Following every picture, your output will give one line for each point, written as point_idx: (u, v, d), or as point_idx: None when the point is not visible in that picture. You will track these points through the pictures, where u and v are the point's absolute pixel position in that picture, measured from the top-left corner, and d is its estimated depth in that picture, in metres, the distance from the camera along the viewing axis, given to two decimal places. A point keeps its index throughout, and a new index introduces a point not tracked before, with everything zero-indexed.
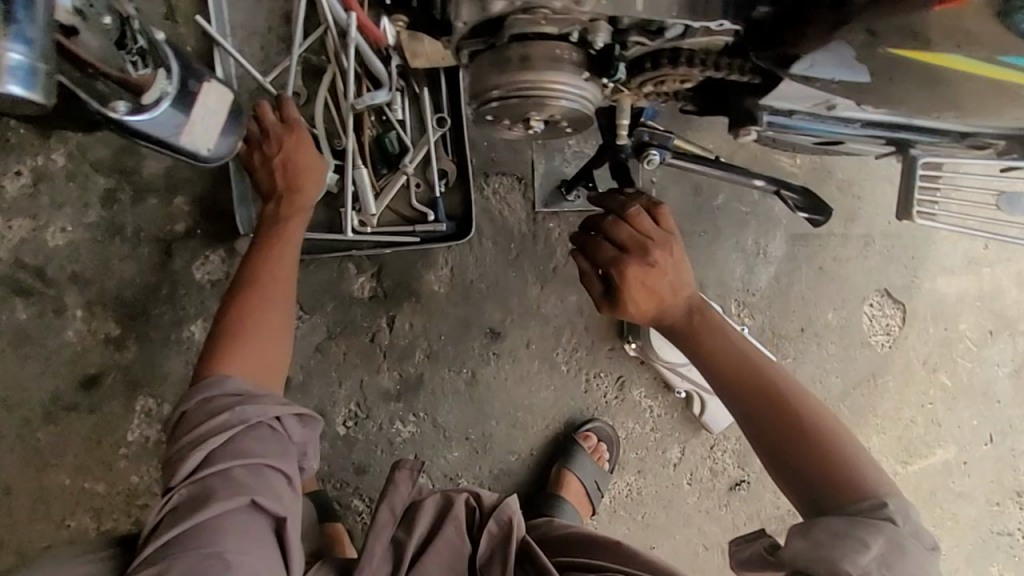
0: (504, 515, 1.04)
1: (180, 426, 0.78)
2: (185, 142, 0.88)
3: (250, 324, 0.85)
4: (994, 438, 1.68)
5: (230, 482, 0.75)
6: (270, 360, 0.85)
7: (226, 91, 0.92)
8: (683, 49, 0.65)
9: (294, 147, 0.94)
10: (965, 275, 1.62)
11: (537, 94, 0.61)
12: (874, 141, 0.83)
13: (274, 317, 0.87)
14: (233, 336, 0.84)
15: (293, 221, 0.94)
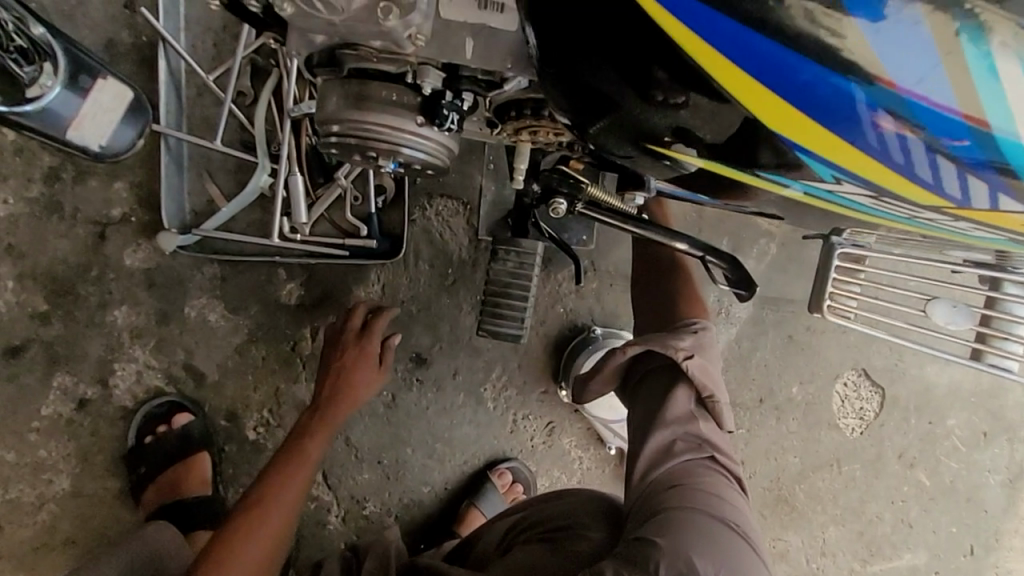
0: (379, 552, 1.04)
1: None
2: (72, 136, 0.93)
3: (240, 545, 0.88)
4: (976, 550, 1.50)
5: None
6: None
7: (123, 88, 0.93)
8: (550, 101, 0.60)
9: (355, 367, 1.03)
10: (960, 366, 1.46)
11: (375, 137, 0.56)
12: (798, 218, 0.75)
13: (261, 558, 0.89)
14: (223, 553, 0.88)
15: (317, 437, 0.98)
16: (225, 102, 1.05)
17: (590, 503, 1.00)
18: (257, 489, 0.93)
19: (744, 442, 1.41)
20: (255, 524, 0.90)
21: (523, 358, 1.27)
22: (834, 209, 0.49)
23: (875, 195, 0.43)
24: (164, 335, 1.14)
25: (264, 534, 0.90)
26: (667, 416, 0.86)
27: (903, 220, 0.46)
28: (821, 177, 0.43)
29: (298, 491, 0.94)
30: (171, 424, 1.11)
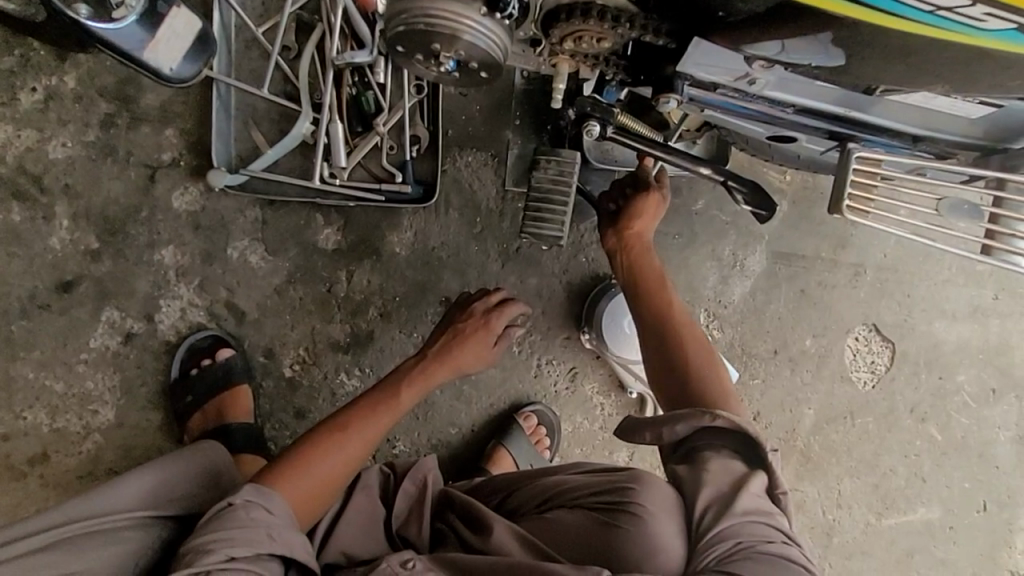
0: (418, 476, 1.03)
1: (218, 515, 0.74)
2: (147, 56, 0.94)
3: (323, 448, 0.87)
4: (989, 506, 1.53)
5: (247, 531, 0.73)
6: (317, 501, 0.85)
7: (194, 18, 0.98)
8: (596, 3, 0.67)
9: (475, 337, 1.05)
10: (968, 323, 1.51)
11: (442, 23, 0.64)
12: (813, 130, 0.83)
13: (337, 472, 0.87)
14: (302, 456, 0.85)
15: (413, 388, 0.97)
16: (272, 52, 1.12)
17: (663, 491, 0.82)
18: (358, 411, 0.92)
19: (759, 394, 1.45)
20: (341, 440, 0.88)
21: (546, 305, 1.32)
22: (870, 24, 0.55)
23: None
24: (208, 275, 1.19)
25: (348, 451, 0.88)
26: (751, 496, 0.77)
27: (928, 19, 0.53)
28: None
29: (380, 430, 0.92)
30: (214, 358, 1.16)
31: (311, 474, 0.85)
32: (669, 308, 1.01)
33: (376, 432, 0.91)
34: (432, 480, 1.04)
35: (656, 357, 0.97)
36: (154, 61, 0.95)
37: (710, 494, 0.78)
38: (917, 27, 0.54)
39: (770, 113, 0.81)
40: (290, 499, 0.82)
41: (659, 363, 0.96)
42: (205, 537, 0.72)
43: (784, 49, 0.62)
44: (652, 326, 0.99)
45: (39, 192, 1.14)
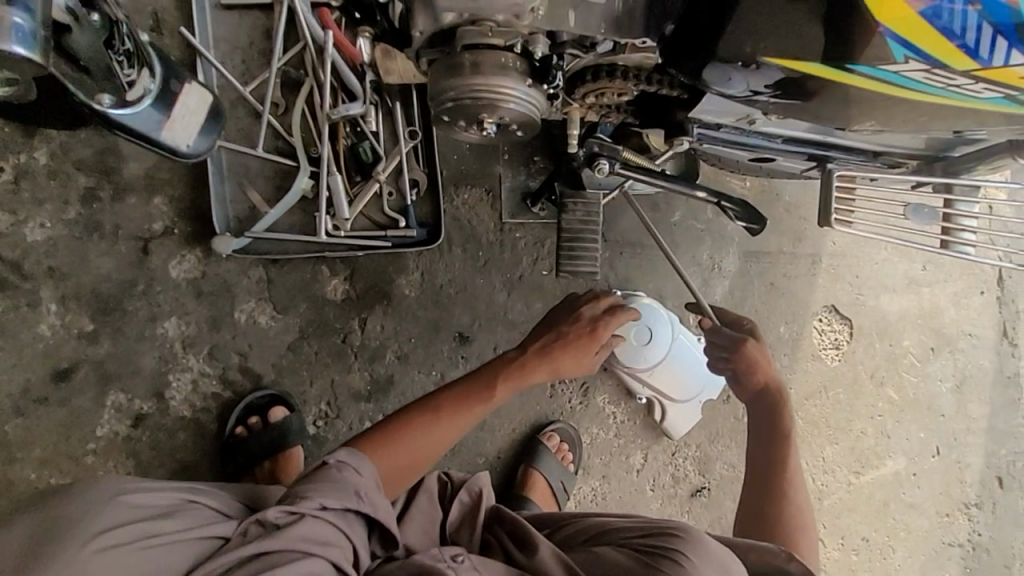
0: (473, 489, 1.08)
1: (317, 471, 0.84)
2: (165, 136, 0.92)
3: (415, 426, 0.96)
4: (941, 450, 1.77)
5: (338, 491, 0.80)
6: (404, 473, 0.95)
7: (205, 92, 0.98)
8: (619, 64, 0.74)
9: (581, 343, 1.07)
10: (906, 294, 1.74)
11: (489, 95, 0.69)
12: (796, 153, 0.96)
13: (421, 450, 0.96)
14: (398, 429, 0.96)
15: (507, 381, 1.03)
16: (263, 111, 1.12)
17: (715, 551, 0.87)
18: (454, 400, 1.00)
19: None
20: (432, 422, 0.97)
21: None
22: (897, 94, 0.66)
23: (929, 69, 0.61)
24: (216, 342, 1.16)
25: (435, 433, 0.97)
26: None
27: (941, 92, 0.64)
28: (895, 59, 0.60)
29: (470, 420, 1.00)
30: (267, 416, 1.15)
31: (402, 446, 0.95)
32: (784, 464, 1.06)
33: (465, 421, 0.99)
34: (486, 493, 1.08)
35: (752, 491, 1.06)
36: (173, 140, 0.93)
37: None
38: (922, 96, 0.66)
39: (759, 144, 0.93)
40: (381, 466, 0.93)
41: (755, 505, 1.04)
42: (304, 485, 0.81)
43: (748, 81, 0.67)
44: (762, 472, 1.07)
45: (21, 278, 1.09)
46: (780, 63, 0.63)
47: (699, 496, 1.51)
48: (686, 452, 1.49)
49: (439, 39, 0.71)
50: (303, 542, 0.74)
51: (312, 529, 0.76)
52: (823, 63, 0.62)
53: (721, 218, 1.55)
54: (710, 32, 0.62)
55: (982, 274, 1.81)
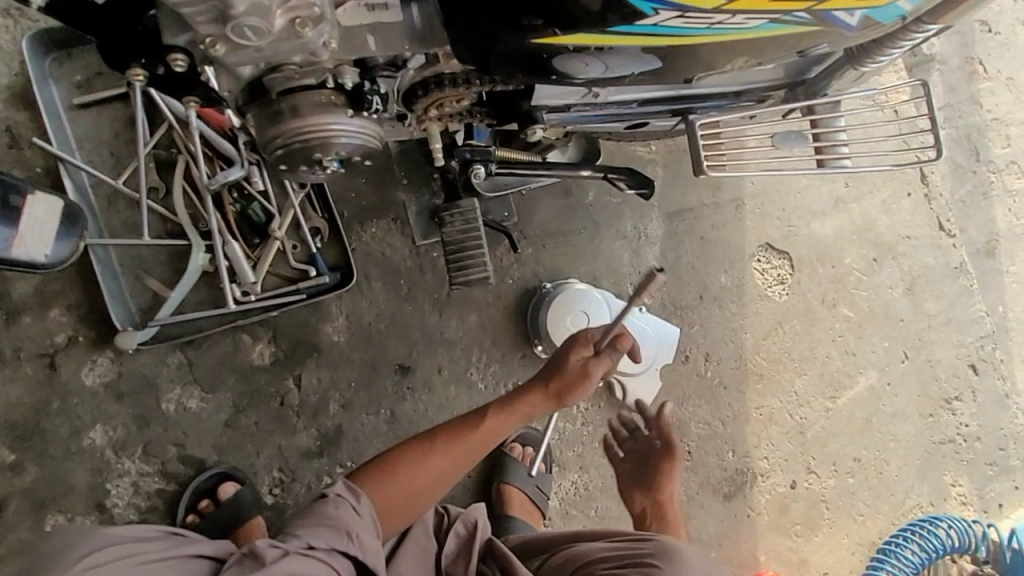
0: (469, 520, 1.07)
1: (316, 504, 0.89)
2: (15, 252, 0.96)
3: (407, 461, 0.95)
4: (909, 353, 1.79)
5: (329, 528, 0.86)
6: (398, 514, 0.94)
7: (55, 198, 1.00)
8: (445, 73, 0.74)
9: (575, 386, 0.99)
10: (836, 214, 1.76)
11: (315, 135, 0.68)
12: (661, 113, 0.96)
13: (417, 490, 0.95)
14: (392, 462, 0.95)
15: (498, 419, 0.99)
16: (141, 198, 1.09)
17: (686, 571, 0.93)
18: (450, 440, 0.97)
19: (703, 337, 1.60)
20: (423, 455, 0.96)
21: (494, 335, 1.38)
22: (680, 44, 0.66)
23: (682, 13, 0.60)
24: (149, 438, 1.14)
25: (427, 471, 0.95)
26: None
27: (709, 31, 0.64)
28: (646, 13, 0.59)
29: (463, 456, 0.97)
30: (218, 495, 1.13)
31: (398, 484, 0.94)
32: None
33: (456, 457, 0.96)
34: (481, 527, 1.07)
35: None
36: (27, 254, 0.97)
37: None
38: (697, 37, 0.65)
39: (622, 115, 0.92)
40: (377, 503, 0.93)
41: None
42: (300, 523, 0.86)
43: (607, 63, 0.69)
44: None
45: None
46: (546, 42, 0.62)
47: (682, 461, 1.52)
48: None
49: (255, 89, 0.67)
50: None
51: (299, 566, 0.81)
52: (594, 32, 0.61)
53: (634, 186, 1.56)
54: (505, 30, 0.61)
55: (904, 177, 1.84)
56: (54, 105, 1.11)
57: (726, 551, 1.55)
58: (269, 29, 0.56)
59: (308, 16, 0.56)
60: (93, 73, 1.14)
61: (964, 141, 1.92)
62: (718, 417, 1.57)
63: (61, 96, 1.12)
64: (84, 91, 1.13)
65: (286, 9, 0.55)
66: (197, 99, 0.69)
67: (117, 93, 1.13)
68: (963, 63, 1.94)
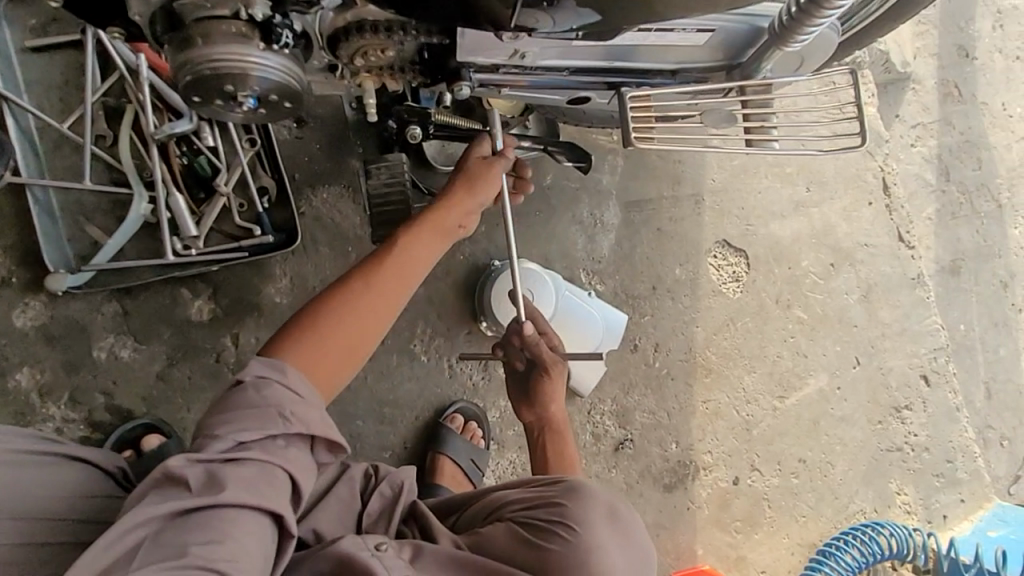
0: (396, 481, 1.03)
1: (232, 394, 0.73)
2: None
3: (328, 314, 0.84)
4: (861, 359, 1.79)
5: (258, 420, 0.71)
6: (334, 369, 0.81)
7: None
8: (367, 19, 0.74)
9: (480, 179, 0.98)
10: (795, 217, 1.78)
11: (226, 65, 0.69)
12: (595, 85, 0.98)
13: (349, 338, 0.83)
14: (311, 321, 0.83)
15: (423, 236, 0.93)
16: (84, 143, 1.10)
17: (594, 509, 0.93)
18: (365, 278, 0.87)
19: (653, 327, 1.61)
20: (345, 303, 0.85)
21: (440, 308, 1.38)
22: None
23: None
24: (77, 385, 1.15)
25: (353, 317, 0.84)
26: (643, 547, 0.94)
27: None
28: None
29: (392, 288, 0.88)
30: (142, 446, 1.12)
31: (321, 340, 0.82)
32: None
33: (385, 290, 0.87)
34: (408, 488, 1.03)
35: None
36: None
37: (632, 536, 0.94)
38: None
39: (554, 81, 0.95)
40: (303, 367, 0.79)
41: None
42: (219, 420, 0.71)
43: (557, 20, 0.75)
44: None
45: None
46: None
47: (623, 449, 1.57)
48: (602, 408, 1.56)
49: (169, 19, 0.69)
50: (240, 489, 0.67)
51: (236, 471, 0.68)
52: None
53: (593, 174, 1.58)
54: None
55: (866, 186, 1.86)
56: (6, 47, 1.12)
57: (664, 543, 1.58)
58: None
59: None
60: (48, 18, 1.17)
61: (935, 159, 1.95)
62: (663, 408, 1.59)
63: (14, 38, 1.14)
64: (39, 35, 1.16)
65: None
66: (121, 30, 0.73)
67: (71, 39, 1.14)
68: (937, 84, 1.98)
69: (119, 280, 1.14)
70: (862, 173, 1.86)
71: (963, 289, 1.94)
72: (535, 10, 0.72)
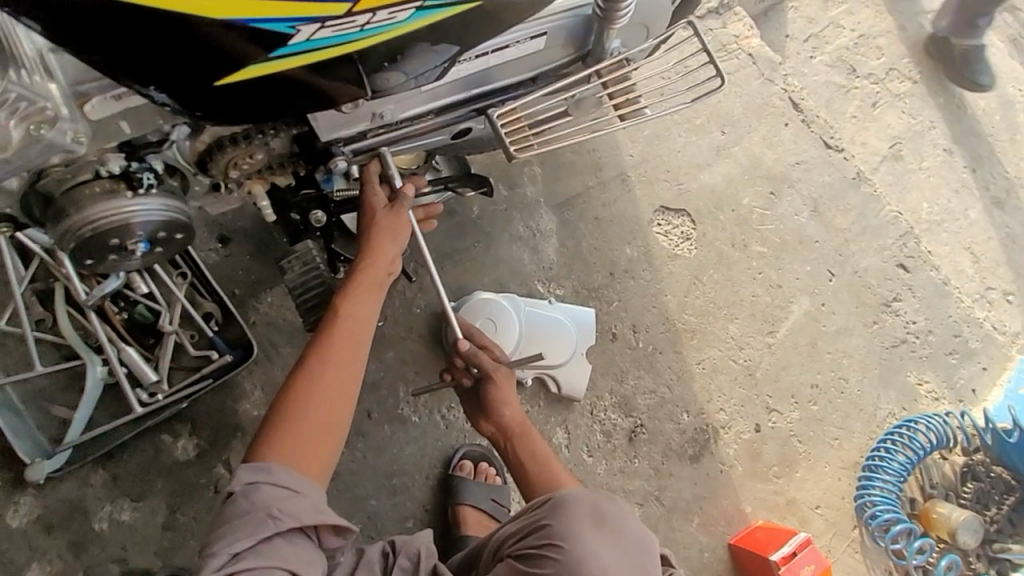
0: (412, 551, 1.04)
1: (227, 506, 0.79)
2: None
3: (292, 404, 0.85)
4: (834, 270, 1.80)
5: (250, 526, 0.77)
6: (317, 453, 0.85)
7: None
8: (225, 135, 0.79)
9: (391, 224, 0.99)
10: (721, 162, 1.81)
11: (105, 221, 0.73)
12: (466, 115, 1.02)
13: (321, 416, 0.86)
14: (278, 417, 0.85)
15: (358, 300, 0.94)
16: (25, 332, 1.13)
17: (580, 515, 0.96)
18: (317, 357, 0.89)
19: (625, 310, 1.63)
20: (305, 388, 0.86)
21: (414, 365, 1.39)
22: (357, 50, 0.71)
23: (324, 25, 0.66)
24: (88, 563, 1.15)
25: (318, 396, 0.86)
26: (638, 533, 0.98)
27: (367, 32, 0.70)
28: (288, 33, 0.64)
29: (342, 357, 0.90)
30: None
31: (295, 430, 0.84)
32: None
33: (336, 362, 0.89)
34: (426, 553, 1.04)
35: None
36: None
37: (623, 529, 0.97)
38: (366, 39, 0.71)
39: (425, 127, 0.99)
40: (286, 461, 0.82)
41: None
42: (218, 536, 0.77)
43: (409, 72, 0.79)
44: None
45: None
46: (232, 78, 0.66)
47: (639, 437, 1.56)
48: (604, 404, 1.56)
49: (39, 199, 0.73)
50: None
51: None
52: (257, 61, 0.65)
53: (517, 190, 1.63)
54: (188, 80, 0.64)
55: (776, 110, 1.91)
56: None
57: (712, 514, 1.55)
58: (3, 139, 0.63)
59: (42, 119, 0.63)
60: None
61: (837, 62, 2.02)
62: (662, 383, 1.60)
63: None
64: None
65: (19, 118, 0.63)
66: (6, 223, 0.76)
67: None
68: None
69: (95, 448, 1.15)
70: (769, 99, 1.91)
71: (909, 169, 1.96)
72: (384, 71, 0.77)
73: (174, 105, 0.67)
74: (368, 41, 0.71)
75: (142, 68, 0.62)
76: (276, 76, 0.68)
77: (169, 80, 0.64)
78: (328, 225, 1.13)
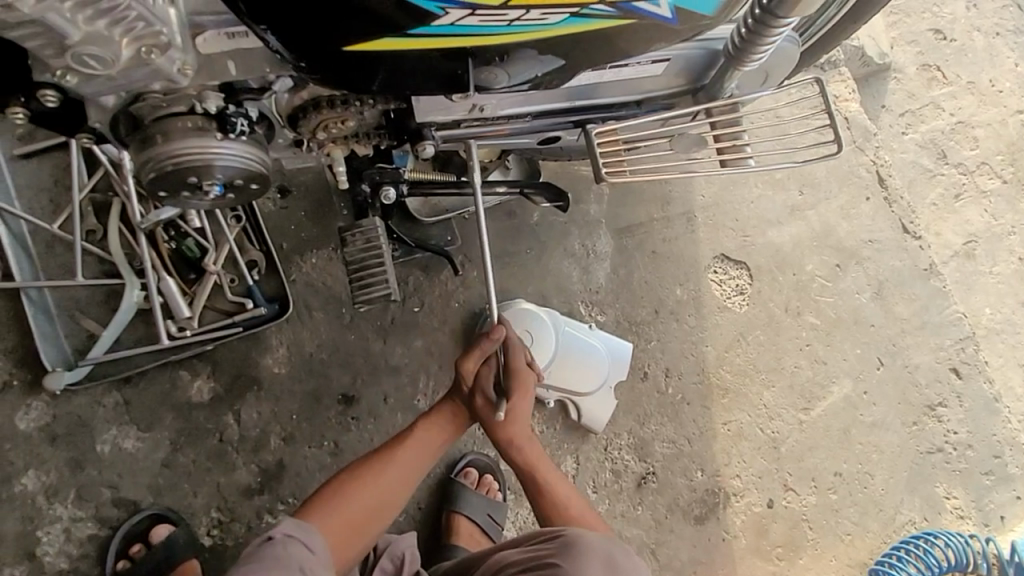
0: (395, 555, 1.08)
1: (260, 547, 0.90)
2: None
3: (357, 482, 1.02)
4: (885, 359, 1.70)
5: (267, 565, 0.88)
6: (349, 535, 0.99)
7: None
8: (323, 96, 0.76)
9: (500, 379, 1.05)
10: (792, 222, 1.73)
11: (190, 159, 0.71)
12: (562, 124, 0.98)
13: (362, 515, 1.00)
14: (340, 488, 1.01)
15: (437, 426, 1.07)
16: (74, 241, 1.12)
17: (593, 563, 0.93)
18: (391, 453, 1.05)
19: (661, 352, 1.57)
20: (374, 474, 1.02)
21: None
22: (491, 44, 0.67)
23: (473, 12, 0.62)
24: (83, 482, 1.14)
25: (370, 498, 1.01)
26: None
27: (511, 29, 0.65)
28: (435, 13, 0.60)
29: (407, 466, 1.04)
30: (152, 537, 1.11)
31: (346, 508, 1.00)
32: None
33: (401, 463, 1.04)
34: (410, 557, 1.08)
35: None
36: None
37: None
38: (506, 36, 0.66)
39: (517, 128, 0.95)
40: (324, 531, 0.97)
41: None
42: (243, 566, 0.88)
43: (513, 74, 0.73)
44: None
45: None
46: (359, 46, 0.63)
47: (646, 484, 1.50)
48: (619, 442, 1.51)
49: (127, 122, 0.71)
50: None
51: None
52: (392, 35, 0.62)
53: (580, 206, 1.58)
54: (311, 37, 0.61)
55: (862, 181, 1.81)
56: None
57: None
58: (111, 56, 0.60)
59: (155, 44, 0.61)
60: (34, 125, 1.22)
61: (930, 145, 1.92)
62: (683, 435, 1.54)
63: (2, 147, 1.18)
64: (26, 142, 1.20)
65: (132, 38, 0.60)
66: (89, 137, 0.74)
67: (56, 142, 1.19)
68: (919, 70, 1.96)
69: (116, 371, 1.14)
70: (856, 168, 1.82)
71: (986, 273, 1.85)
72: (489, 66, 0.71)
73: (289, 56, 0.64)
74: (506, 38, 0.67)
75: (262, 10, 0.58)
76: (402, 54, 0.65)
77: (293, 33, 0.61)
78: (393, 203, 1.10)
